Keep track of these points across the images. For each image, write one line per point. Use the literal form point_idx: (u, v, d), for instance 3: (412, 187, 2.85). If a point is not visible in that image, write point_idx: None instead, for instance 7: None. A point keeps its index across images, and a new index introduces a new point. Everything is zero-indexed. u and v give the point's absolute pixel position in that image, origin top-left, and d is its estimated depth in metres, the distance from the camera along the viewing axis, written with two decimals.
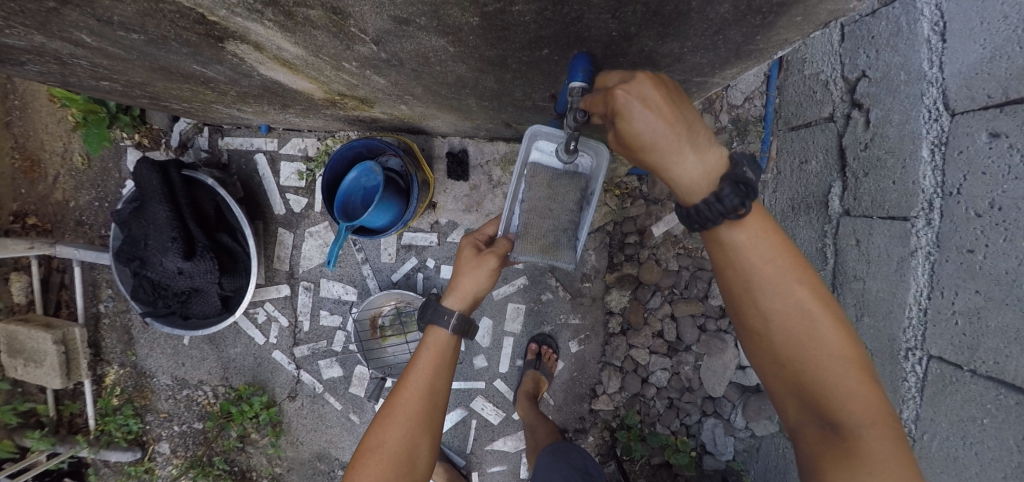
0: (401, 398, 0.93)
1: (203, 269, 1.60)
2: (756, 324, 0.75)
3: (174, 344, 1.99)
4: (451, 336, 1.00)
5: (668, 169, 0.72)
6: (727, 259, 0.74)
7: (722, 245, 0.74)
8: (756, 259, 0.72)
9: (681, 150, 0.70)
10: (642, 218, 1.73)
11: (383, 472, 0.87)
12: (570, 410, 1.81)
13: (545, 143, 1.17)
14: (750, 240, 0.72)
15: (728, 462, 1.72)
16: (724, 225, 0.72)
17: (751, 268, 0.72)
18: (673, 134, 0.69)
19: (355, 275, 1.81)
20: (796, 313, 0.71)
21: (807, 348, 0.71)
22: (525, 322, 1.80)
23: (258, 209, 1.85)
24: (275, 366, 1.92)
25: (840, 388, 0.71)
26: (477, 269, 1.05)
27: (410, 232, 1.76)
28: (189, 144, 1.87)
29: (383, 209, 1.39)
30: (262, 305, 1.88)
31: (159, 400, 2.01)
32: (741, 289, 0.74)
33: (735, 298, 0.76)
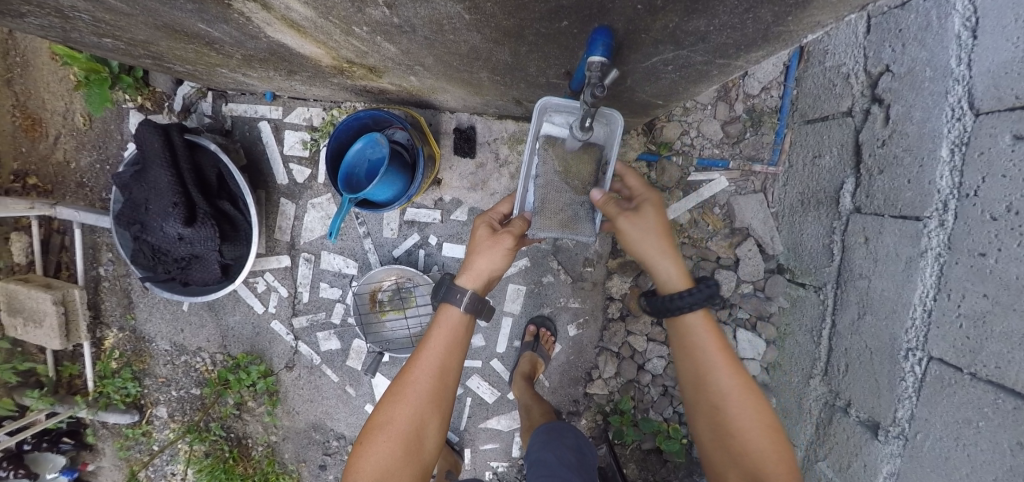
0: (413, 375, 0.93)
1: (204, 237, 1.60)
2: (709, 398, 0.97)
3: (173, 309, 1.99)
4: (464, 315, 1.00)
5: (656, 262, 1.06)
6: (694, 342, 1.00)
7: (690, 333, 1.01)
8: (713, 345, 0.99)
9: (665, 257, 1.05)
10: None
11: (391, 449, 0.89)
12: (565, 393, 1.83)
13: (556, 115, 1.14)
14: (707, 334, 1.00)
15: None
16: (690, 312, 1.01)
17: (708, 354, 0.98)
18: (664, 244, 1.05)
19: (356, 249, 1.79)
20: (739, 390, 0.96)
21: (749, 417, 0.94)
22: (525, 303, 1.79)
23: (260, 177, 1.82)
24: (273, 336, 1.92)
25: (769, 453, 0.92)
26: (492, 250, 1.05)
27: (413, 208, 1.74)
28: (191, 109, 1.84)
29: (386, 186, 1.37)
30: (262, 275, 1.87)
31: (158, 365, 2.03)
32: (703, 366, 0.98)
33: (696, 377, 0.99)
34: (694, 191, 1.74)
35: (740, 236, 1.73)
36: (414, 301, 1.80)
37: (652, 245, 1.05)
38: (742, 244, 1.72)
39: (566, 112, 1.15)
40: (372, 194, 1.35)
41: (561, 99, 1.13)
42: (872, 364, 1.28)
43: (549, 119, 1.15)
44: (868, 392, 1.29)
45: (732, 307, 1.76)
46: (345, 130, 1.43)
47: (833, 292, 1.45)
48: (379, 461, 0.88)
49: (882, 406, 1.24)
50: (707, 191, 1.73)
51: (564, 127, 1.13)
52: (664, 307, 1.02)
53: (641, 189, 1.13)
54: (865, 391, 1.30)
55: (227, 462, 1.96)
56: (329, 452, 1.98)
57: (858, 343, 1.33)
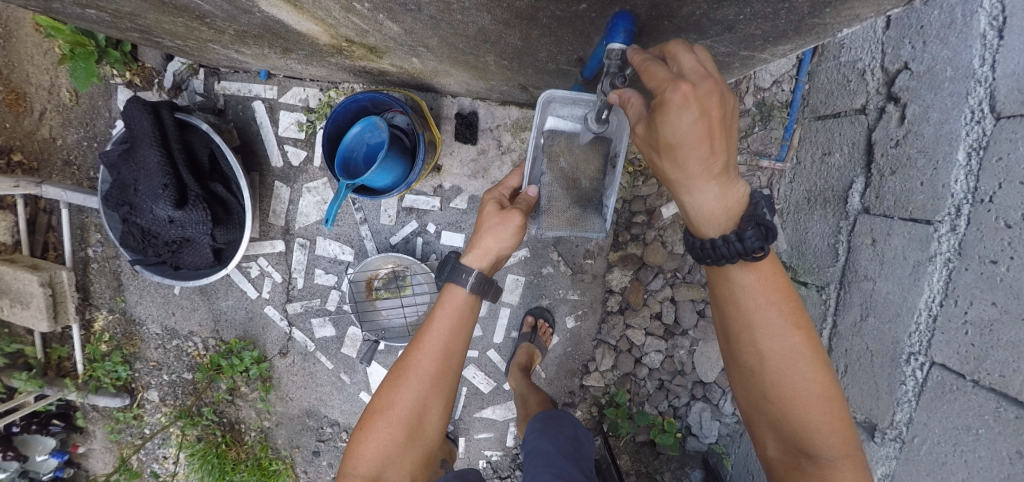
0: (415, 359, 0.91)
1: (196, 220, 1.57)
2: (749, 358, 0.81)
3: (165, 292, 1.96)
4: (470, 295, 0.97)
5: (691, 194, 0.77)
6: (732, 296, 0.81)
7: (731, 283, 0.80)
8: (757, 300, 0.78)
9: (701, 185, 0.75)
10: (652, 199, 1.68)
11: (392, 435, 0.87)
12: (560, 384, 1.81)
13: (563, 108, 1.10)
14: (757, 283, 0.78)
15: (711, 444, 1.75)
16: (736, 266, 0.78)
17: (753, 308, 0.79)
18: (708, 163, 0.72)
19: (353, 236, 1.71)
20: (789, 351, 0.77)
21: (794, 385, 0.78)
22: (523, 294, 1.76)
23: (253, 159, 1.76)
24: (267, 322, 1.87)
25: (820, 423, 0.77)
26: (499, 227, 1.02)
27: (412, 195, 1.66)
28: (182, 86, 1.79)
29: (384, 172, 1.32)
30: (255, 260, 1.79)
31: (149, 349, 2.01)
32: (741, 323, 0.80)
33: (733, 332, 0.82)
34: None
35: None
36: (410, 290, 1.73)
37: (687, 164, 0.72)
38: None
39: (575, 104, 1.10)
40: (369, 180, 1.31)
41: (567, 91, 1.07)
42: (872, 366, 1.27)
43: (554, 112, 1.10)
44: (866, 394, 1.28)
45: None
46: (344, 113, 1.38)
47: (836, 292, 1.44)
48: (379, 447, 0.87)
49: (880, 409, 1.24)
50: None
51: (567, 122, 1.10)
52: (695, 252, 0.82)
53: (696, 68, 0.69)
54: (863, 393, 1.29)
55: (220, 447, 1.94)
56: (323, 438, 1.97)
57: (859, 344, 1.32)
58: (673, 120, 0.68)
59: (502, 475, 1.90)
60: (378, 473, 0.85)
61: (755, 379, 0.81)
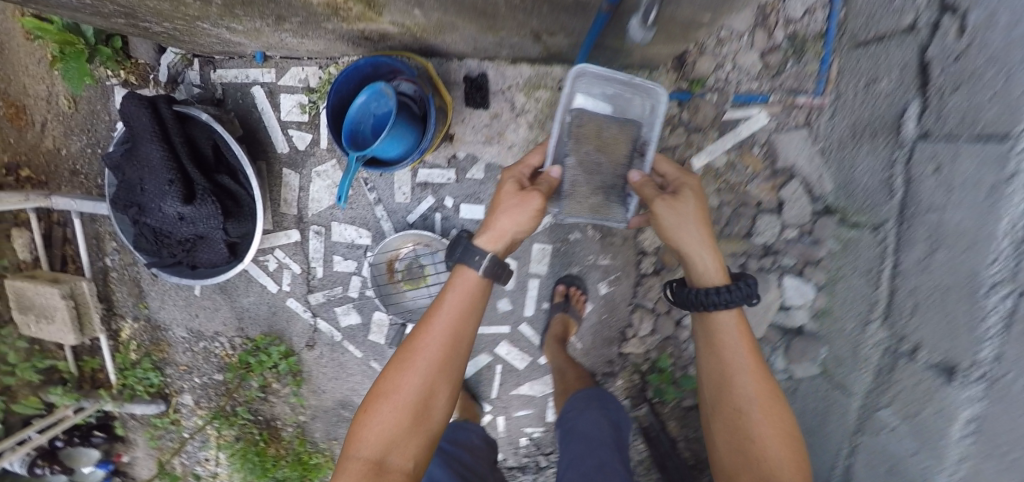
0: (423, 341, 0.86)
1: (205, 214, 1.51)
2: (734, 401, 1.00)
3: (186, 294, 1.93)
4: (483, 279, 0.91)
5: (696, 257, 1.06)
6: (722, 343, 1.03)
7: (721, 331, 1.04)
8: (739, 350, 1.02)
9: (702, 248, 1.05)
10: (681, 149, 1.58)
11: (398, 420, 0.81)
12: (597, 352, 1.74)
13: (592, 89, 1.18)
14: (738, 335, 1.04)
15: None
16: (723, 310, 1.03)
17: (738, 354, 1.02)
18: (705, 234, 1.06)
19: (368, 218, 1.62)
20: (761, 392, 0.99)
21: (761, 423, 0.97)
22: (552, 263, 1.67)
23: (257, 147, 1.68)
24: (290, 315, 1.79)
25: (785, 468, 0.92)
26: (517, 208, 0.96)
27: (425, 168, 1.55)
28: (177, 79, 1.72)
29: (393, 140, 1.23)
30: (272, 252, 1.72)
31: (177, 353, 2.00)
32: (729, 365, 1.02)
33: (718, 372, 1.03)
34: (729, 132, 1.59)
35: (785, 177, 1.59)
36: (431, 272, 1.64)
37: (692, 233, 1.05)
38: (786, 186, 1.58)
39: (603, 86, 1.18)
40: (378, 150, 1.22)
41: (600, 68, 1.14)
42: (945, 303, 1.14)
43: (586, 91, 1.18)
44: (939, 333, 1.16)
45: (776, 254, 1.63)
46: (351, 85, 1.29)
47: (895, 231, 1.31)
48: (384, 432, 0.81)
49: (957, 349, 1.10)
50: (745, 129, 1.58)
51: (595, 102, 1.19)
52: (690, 299, 1.05)
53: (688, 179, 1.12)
54: (937, 333, 1.16)
55: (259, 445, 1.95)
56: None
57: (929, 281, 1.19)
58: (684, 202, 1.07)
59: (545, 451, 1.85)
60: (383, 457, 0.80)
61: (731, 418, 0.99)
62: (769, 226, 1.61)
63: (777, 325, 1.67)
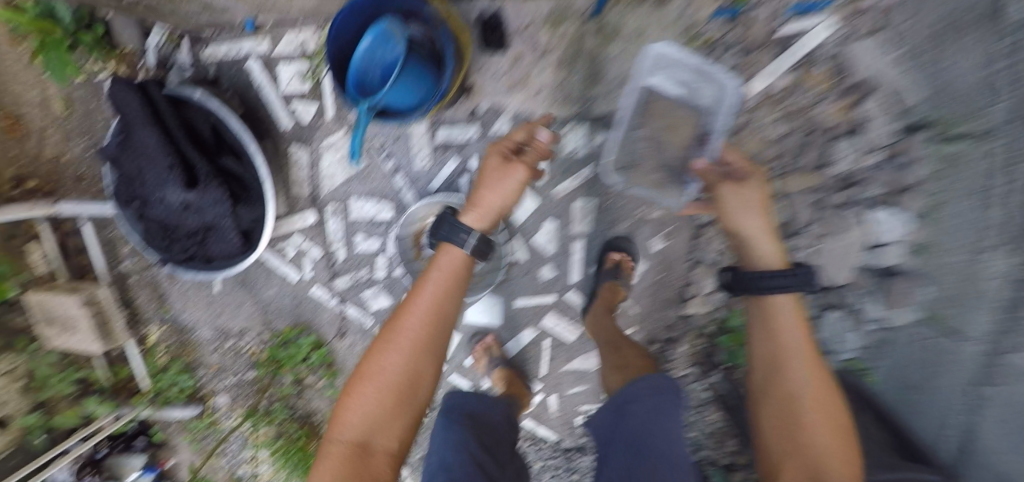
0: (404, 322, 0.82)
1: (211, 199, 1.36)
2: (785, 386, 1.01)
3: (207, 294, 1.82)
4: (467, 257, 0.88)
5: (753, 242, 1.06)
6: (780, 333, 1.04)
7: (777, 319, 1.05)
8: (794, 338, 1.03)
9: (761, 237, 1.05)
10: (734, 73, 1.25)
11: (382, 400, 0.78)
12: (655, 315, 1.55)
13: (665, 70, 1.19)
14: (794, 324, 1.05)
15: (847, 361, 1.42)
16: (781, 298, 1.05)
17: (792, 342, 1.03)
18: (766, 224, 1.06)
19: (388, 190, 1.45)
20: (813, 380, 1.00)
21: (812, 410, 0.96)
22: (596, 222, 1.45)
23: (259, 124, 1.52)
24: (316, 304, 1.65)
25: (831, 457, 0.90)
26: (502, 182, 0.92)
27: (446, 126, 1.38)
28: (167, 61, 1.54)
29: (405, 89, 1.03)
30: (290, 238, 1.58)
31: (207, 354, 1.91)
32: (783, 351, 1.03)
33: (772, 358, 1.04)
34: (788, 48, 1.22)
35: (860, 93, 1.22)
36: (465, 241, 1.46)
37: (752, 222, 1.05)
38: (865, 102, 1.22)
39: (675, 69, 1.19)
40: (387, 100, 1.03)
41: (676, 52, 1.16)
42: None
43: (661, 73, 1.20)
44: None
45: (862, 185, 1.28)
46: (352, 31, 1.07)
47: None
48: (366, 413, 0.78)
49: None
50: (812, 42, 1.21)
51: (666, 82, 1.19)
52: (743, 283, 1.07)
53: (751, 171, 1.10)
54: None
55: (300, 441, 1.84)
56: None
57: None
58: (748, 191, 1.08)
59: None
60: (366, 439, 0.77)
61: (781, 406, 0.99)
62: (849, 149, 1.26)
63: (866, 270, 1.34)
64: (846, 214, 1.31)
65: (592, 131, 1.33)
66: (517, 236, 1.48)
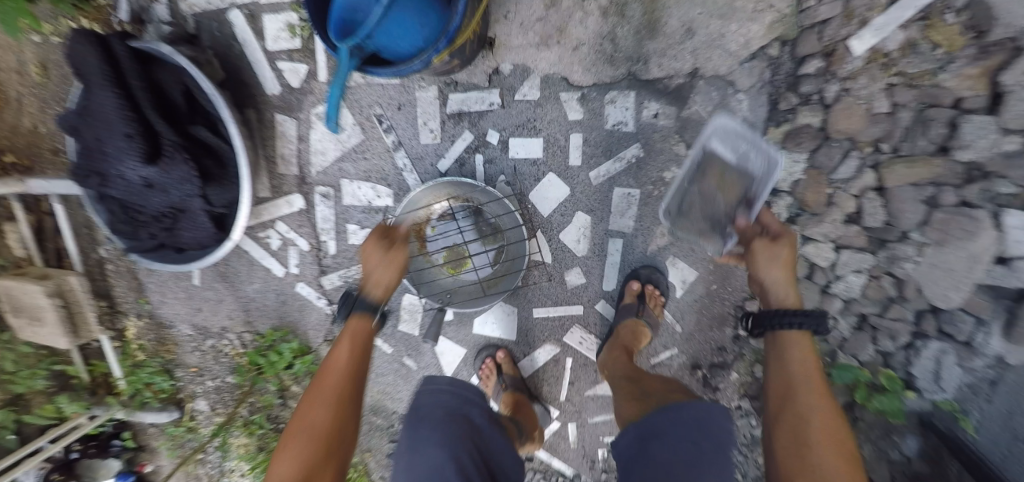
0: (327, 374, 0.78)
1: (177, 177, 1.16)
2: (790, 417, 0.72)
3: (186, 284, 1.60)
4: (371, 324, 0.85)
5: (767, 293, 0.85)
6: (781, 364, 0.79)
7: (784, 351, 0.80)
8: (805, 370, 0.76)
9: (779, 284, 0.84)
10: (821, 29, 1.02)
11: (307, 458, 0.69)
12: (704, 338, 1.24)
13: (724, 137, 1.02)
14: (803, 356, 0.78)
15: (935, 400, 1.09)
16: (792, 334, 0.80)
17: (801, 373, 0.76)
18: (790, 272, 0.85)
19: (387, 169, 1.21)
20: (827, 417, 0.70)
21: (830, 453, 0.67)
22: (640, 217, 1.18)
23: (243, 92, 1.27)
24: (302, 305, 1.40)
25: None
26: (387, 260, 0.88)
27: (459, 92, 1.14)
28: (143, 18, 1.25)
29: (401, 26, 0.72)
30: (273, 226, 1.33)
31: (186, 353, 1.69)
32: (787, 385, 0.76)
33: (778, 394, 0.76)
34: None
35: (1009, 50, 0.88)
36: (479, 235, 1.23)
37: (771, 273, 0.85)
38: (1014, 64, 0.87)
39: (738, 139, 1.01)
40: (377, 44, 0.74)
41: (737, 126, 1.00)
42: None
43: (722, 137, 1.02)
44: None
45: (990, 179, 0.94)
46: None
47: None
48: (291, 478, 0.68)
49: None
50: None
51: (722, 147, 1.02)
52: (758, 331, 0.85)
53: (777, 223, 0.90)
54: None
55: None
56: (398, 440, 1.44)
57: None
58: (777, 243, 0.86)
59: None
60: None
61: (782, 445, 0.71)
62: (980, 131, 0.93)
63: (986, 288, 0.99)
64: (971, 216, 0.95)
65: (641, 98, 1.10)
66: (539, 234, 1.22)
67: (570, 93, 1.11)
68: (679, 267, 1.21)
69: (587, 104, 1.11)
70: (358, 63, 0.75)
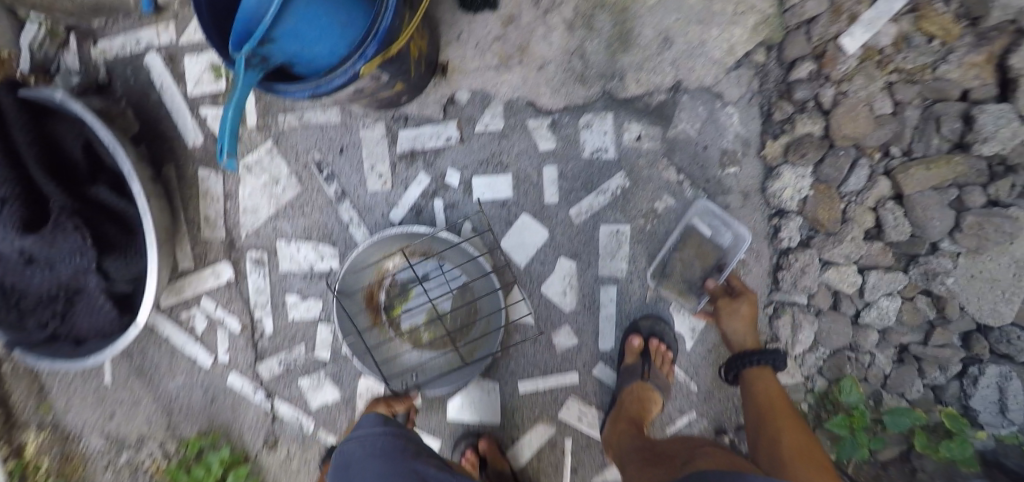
0: None
1: (65, 248, 0.88)
2: (773, 451, 0.74)
3: (95, 385, 1.14)
4: None
5: (732, 346, 0.90)
6: (749, 397, 0.85)
7: (757, 391, 0.84)
8: (777, 406, 0.80)
9: (742, 334, 0.89)
10: (816, 23, 0.87)
11: None
12: (728, 397, 1.00)
13: (706, 218, 0.95)
14: (769, 392, 0.83)
15: (998, 436, 0.89)
16: (760, 377, 0.86)
17: (772, 407, 0.80)
18: (750, 328, 0.88)
19: (332, 225, 1.02)
20: (802, 446, 0.73)
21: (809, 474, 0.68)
22: (636, 256, 0.99)
23: (162, 145, 1.04)
24: (233, 402, 1.10)
25: None
26: None
27: (411, 128, 0.98)
28: (50, 67, 1.04)
29: (316, 22, 0.59)
30: (198, 304, 1.08)
31: (98, 477, 1.15)
32: (762, 420, 0.80)
33: (759, 435, 0.79)
34: None
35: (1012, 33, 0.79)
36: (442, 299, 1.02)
37: (730, 329, 0.90)
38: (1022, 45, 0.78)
39: (720, 222, 0.95)
40: (283, 49, 0.60)
41: (719, 209, 0.94)
42: None
43: (705, 221, 0.95)
44: None
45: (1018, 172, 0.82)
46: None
47: None
48: None
49: None
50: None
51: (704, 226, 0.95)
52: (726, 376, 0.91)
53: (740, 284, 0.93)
54: None
55: None
56: None
57: None
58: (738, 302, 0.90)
59: None
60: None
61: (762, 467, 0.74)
62: (1001, 119, 0.79)
63: None
64: (1008, 215, 0.81)
65: (620, 119, 0.95)
66: (517, 287, 1.01)
67: (539, 120, 0.97)
68: (688, 314, 0.99)
69: (558, 131, 0.97)
70: (256, 72, 0.59)
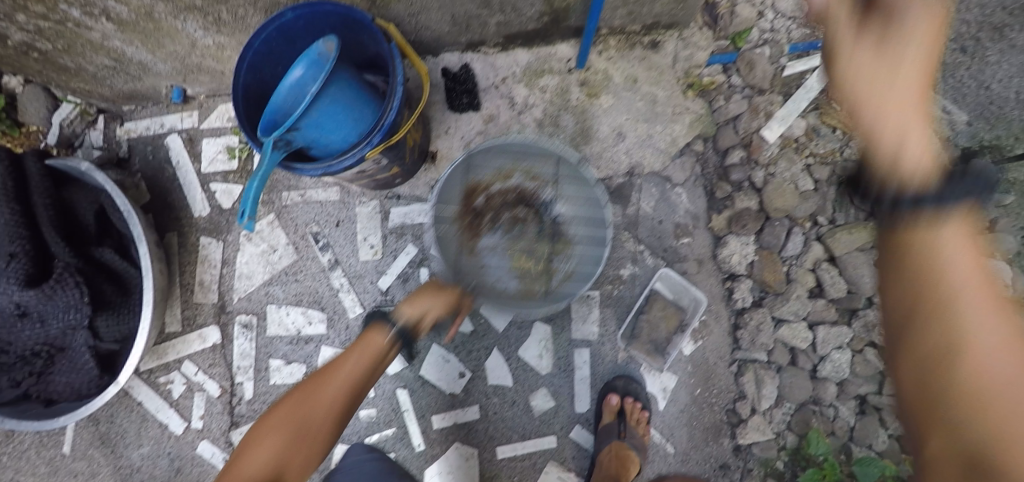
0: (313, 396, 0.80)
1: (60, 302, 0.91)
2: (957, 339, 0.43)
3: (51, 454, 1.09)
4: (379, 351, 0.87)
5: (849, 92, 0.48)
6: (891, 253, 0.49)
7: (918, 246, 0.46)
8: (965, 278, 0.44)
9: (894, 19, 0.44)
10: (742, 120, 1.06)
11: None
12: (699, 457, 1.04)
13: (668, 284, 1.06)
14: (958, 247, 0.44)
15: None
16: (940, 220, 0.45)
17: (946, 270, 0.44)
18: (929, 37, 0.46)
19: (322, 292, 1.08)
20: (1004, 342, 0.42)
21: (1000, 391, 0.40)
22: (606, 319, 1.07)
23: (168, 214, 1.12)
24: (200, 473, 1.07)
25: None
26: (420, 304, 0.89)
27: (401, 205, 1.09)
28: (74, 143, 1.14)
29: (334, 117, 0.73)
30: (179, 368, 1.08)
31: None
32: (918, 286, 0.46)
33: (905, 316, 0.48)
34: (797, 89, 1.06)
35: None
36: (537, 222, 1.10)
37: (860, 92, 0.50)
38: None
39: (681, 288, 1.06)
40: (304, 136, 0.73)
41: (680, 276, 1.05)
42: None
43: (666, 287, 1.07)
44: None
45: None
46: (272, 62, 0.82)
47: None
48: None
49: None
50: (817, 81, 1.05)
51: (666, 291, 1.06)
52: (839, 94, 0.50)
53: None
54: None
55: None
56: None
57: None
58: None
59: None
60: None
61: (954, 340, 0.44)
62: None
63: None
64: None
65: None
66: (495, 352, 1.07)
67: None
68: (658, 375, 1.06)
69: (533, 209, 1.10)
70: (280, 153, 0.71)
